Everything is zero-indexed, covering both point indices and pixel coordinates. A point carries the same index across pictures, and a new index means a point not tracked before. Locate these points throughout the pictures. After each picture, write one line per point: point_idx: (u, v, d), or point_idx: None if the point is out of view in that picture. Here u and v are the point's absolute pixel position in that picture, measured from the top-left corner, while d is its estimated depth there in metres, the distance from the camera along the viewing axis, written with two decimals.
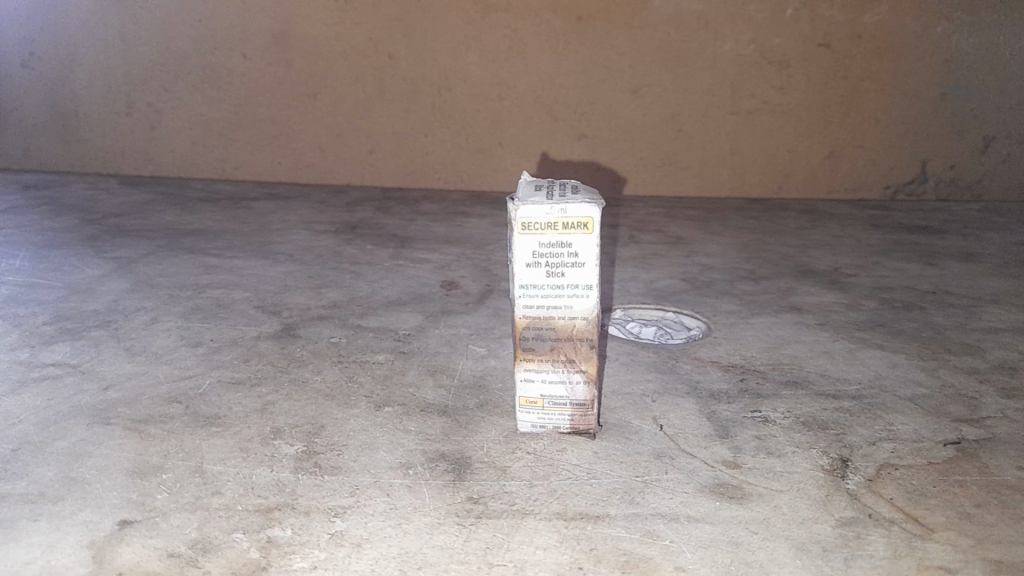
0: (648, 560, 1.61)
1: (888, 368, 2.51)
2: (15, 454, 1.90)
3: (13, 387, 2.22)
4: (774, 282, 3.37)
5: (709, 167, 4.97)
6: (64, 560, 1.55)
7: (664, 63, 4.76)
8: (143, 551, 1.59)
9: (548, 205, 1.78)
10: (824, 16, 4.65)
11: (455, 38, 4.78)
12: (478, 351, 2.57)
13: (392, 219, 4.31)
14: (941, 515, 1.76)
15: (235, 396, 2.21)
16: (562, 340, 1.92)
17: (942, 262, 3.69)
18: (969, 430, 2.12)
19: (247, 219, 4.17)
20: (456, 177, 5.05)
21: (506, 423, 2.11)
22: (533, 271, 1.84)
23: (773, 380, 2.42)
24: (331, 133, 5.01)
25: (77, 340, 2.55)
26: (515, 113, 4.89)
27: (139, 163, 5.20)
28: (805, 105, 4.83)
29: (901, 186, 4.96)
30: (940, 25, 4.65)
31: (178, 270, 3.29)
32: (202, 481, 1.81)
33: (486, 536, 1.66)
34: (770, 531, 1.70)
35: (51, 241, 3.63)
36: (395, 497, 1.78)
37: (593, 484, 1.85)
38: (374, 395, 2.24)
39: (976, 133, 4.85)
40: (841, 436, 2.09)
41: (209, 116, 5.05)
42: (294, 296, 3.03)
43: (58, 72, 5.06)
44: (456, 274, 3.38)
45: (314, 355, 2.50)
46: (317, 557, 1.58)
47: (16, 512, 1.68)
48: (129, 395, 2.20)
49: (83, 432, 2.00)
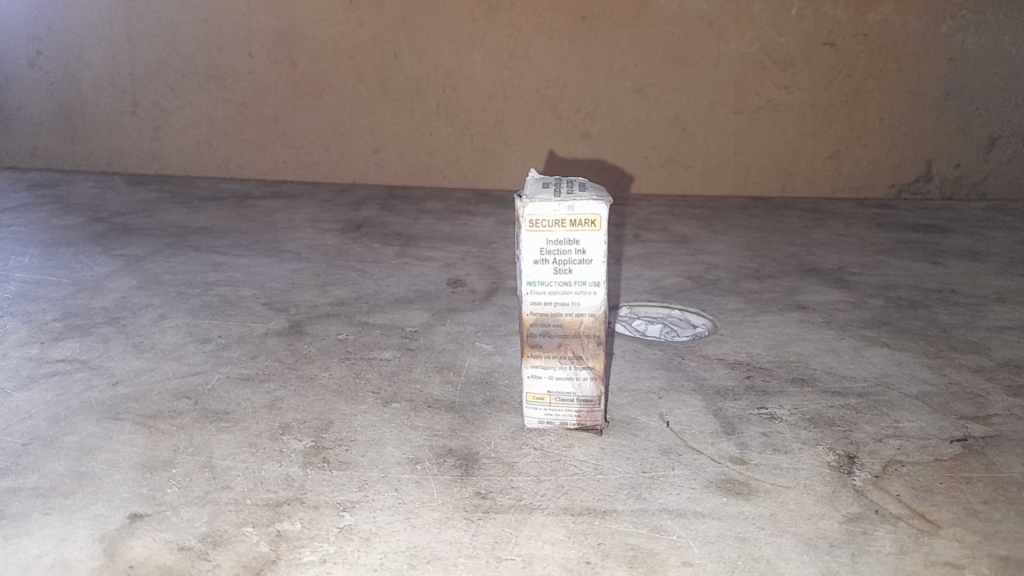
0: (655, 555, 1.61)
1: (894, 366, 2.51)
2: (25, 449, 1.91)
3: (22, 383, 2.23)
4: (779, 281, 3.37)
5: (713, 167, 4.97)
6: (76, 554, 1.56)
7: (668, 62, 4.77)
8: (154, 545, 1.60)
9: (556, 203, 1.79)
10: (828, 16, 4.65)
11: (459, 38, 4.79)
12: (484, 348, 2.58)
13: (397, 217, 4.32)
14: (947, 512, 1.76)
15: (244, 392, 2.22)
16: (569, 337, 1.92)
17: (947, 261, 3.68)
18: (975, 427, 2.13)
19: (253, 218, 4.18)
20: (460, 176, 5.06)
21: (513, 419, 2.12)
22: (540, 268, 1.85)
23: (780, 378, 2.42)
24: (336, 132, 5.03)
25: (86, 336, 2.57)
26: (519, 112, 4.90)
27: (145, 162, 5.22)
28: (809, 104, 4.83)
29: (905, 186, 4.96)
30: (944, 25, 4.65)
31: (185, 268, 3.31)
32: (211, 476, 1.82)
33: (494, 531, 1.67)
34: (776, 527, 1.71)
35: (58, 239, 3.65)
36: (403, 491, 1.79)
37: (600, 481, 1.85)
38: (381, 391, 2.25)
39: (981, 133, 4.85)
40: (847, 433, 2.09)
41: (215, 115, 5.07)
42: (301, 294, 3.04)
43: (64, 71, 5.07)
44: (461, 272, 3.38)
45: (322, 352, 2.51)
46: (326, 551, 1.59)
47: (28, 507, 1.69)
48: (139, 391, 2.21)
49: (93, 427, 2.01)
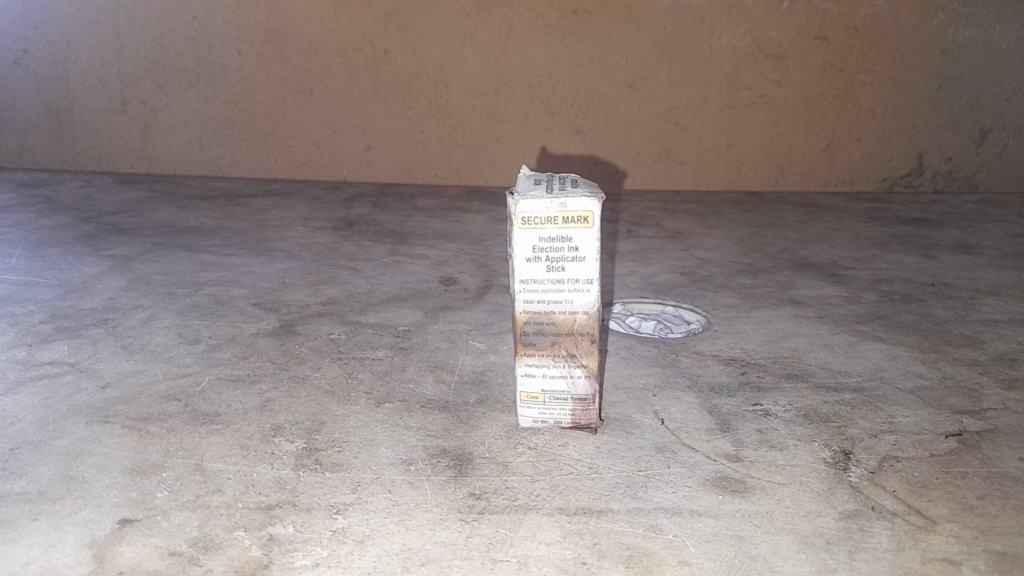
0: (652, 555, 1.60)
1: (888, 361, 2.51)
2: (13, 454, 1.88)
3: (10, 386, 2.21)
4: (773, 276, 3.36)
5: (706, 161, 4.96)
6: (64, 560, 1.54)
7: (660, 57, 4.75)
8: (143, 550, 1.58)
9: (548, 200, 1.77)
10: (820, 9, 4.64)
11: (450, 34, 4.76)
12: (478, 347, 2.56)
13: (390, 215, 4.29)
14: (944, 507, 1.75)
15: (235, 394, 2.20)
16: (562, 335, 1.91)
17: (940, 254, 3.69)
18: (971, 422, 2.12)
19: (244, 217, 4.15)
20: (453, 173, 5.03)
21: (507, 418, 2.10)
22: (533, 266, 1.84)
23: (774, 373, 2.41)
24: (327, 129, 4.99)
25: (74, 338, 2.54)
26: (512, 108, 4.87)
27: (134, 161, 5.17)
28: (801, 98, 4.82)
29: (898, 179, 4.96)
30: (936, 18, 4.64)
31: (175, 268, 3.28)
32: (202, 479, 1.80)
33: (488, 532, 1.65)
34: (773, 525, 1.69)
35: (47, 240, 3.61)
36: (397, 493, 1.77)
37: (595, 479, 1.84)
38: (373, 392, 2.23)
39: (973, 125, 4.85)
40: (842, 428, 2.09)
41: (204, 113, 5.03)
42: (292, 293, 3.02)
43: (52, 70, 5.02)
44: (455, 270, 3.36)
45: (315, 352, 2.49)
46: (319, 555, 1.57)
47: (15, 512, 1.67)
48: (129, 394, 2.19)
49: (82, 431, 1.99)
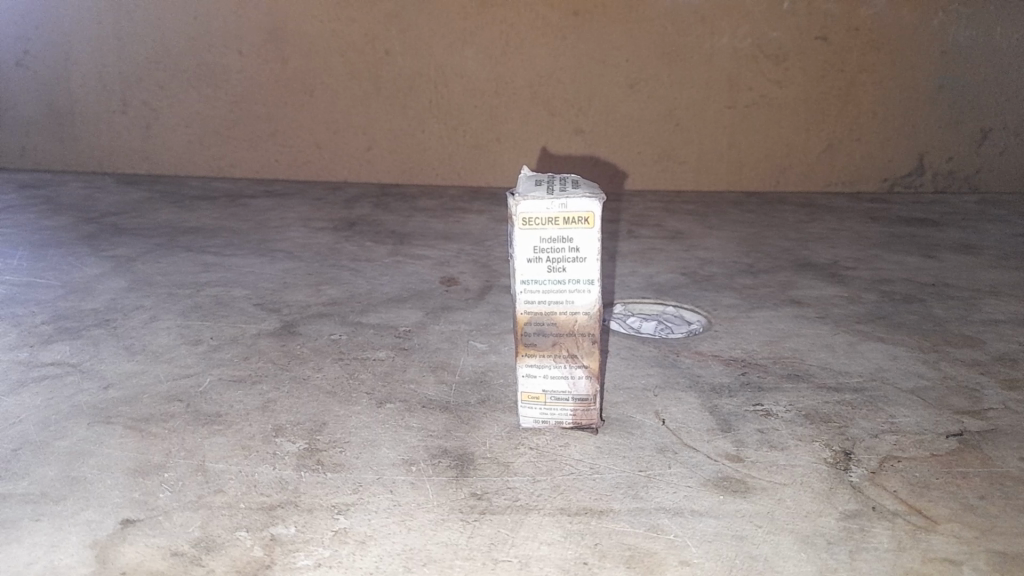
0: (653, 554, 1.60)
1: (889, 361, 2.51)
2: (15, 454, 1.89)
3: (12, 387, 2.21)
4: (774, 276, 3.37)
5: (707, 161, 4.96)
6: (66, 560, 1.55)
7: (661, 57, 4.76)
8: (145, 550, 1.58)
9: (549, 201, 1.77)
10: (821, 9, 4.65)
11: (451, 34, 4.76)
12: (478, 347, 2.57)
13: (391, 215, 4.30)
14: (944, 507, 1.75)
15: (237, 394, 2.20)
16: (563, 335, 1.91)
17: (941, 254, 3.69)
18: (971, 422, 2.12)
19: (245, 217, 4.15)
20: (453, 173, 5.04)
21: (507, 418, 2.11)
22: (534, 267, 1.84)
23: (775, 373, 2.42)
24: (327, 129, 5.00)
25: (75, 339, 2.54)
26: (512, 109, 4.88)
27: (135, 161, 5.17)
28: (801, 98, 4.82)
29: (898, 179, 4.96)
30: (936, 18, 4.64)
31: (177, 269, 3.28)
32: (204, 479, 1.81)
33: (490, 532, 1.66)
34: (774, 525, 1.70)
35: (48, 240, 3.61)
36: (398, 493, 1.77)
37: (596, 479, 1.84)
38: (374, 392, 2.23)
39: (973, 125, 4.85)
40: (843, 428, 2.09)
41: (205, 113, 5.03)
42: (294, 293, 3.02)
43: (53, 71, 5.03)
44: (455, 270, 3.37)
45: (316, 352, 2.49)
46: (321, 555, 1.57)
47: (18, 512, 1.68)
48: (130, 395, 2.19)
49: (84, 431, 1.99)
